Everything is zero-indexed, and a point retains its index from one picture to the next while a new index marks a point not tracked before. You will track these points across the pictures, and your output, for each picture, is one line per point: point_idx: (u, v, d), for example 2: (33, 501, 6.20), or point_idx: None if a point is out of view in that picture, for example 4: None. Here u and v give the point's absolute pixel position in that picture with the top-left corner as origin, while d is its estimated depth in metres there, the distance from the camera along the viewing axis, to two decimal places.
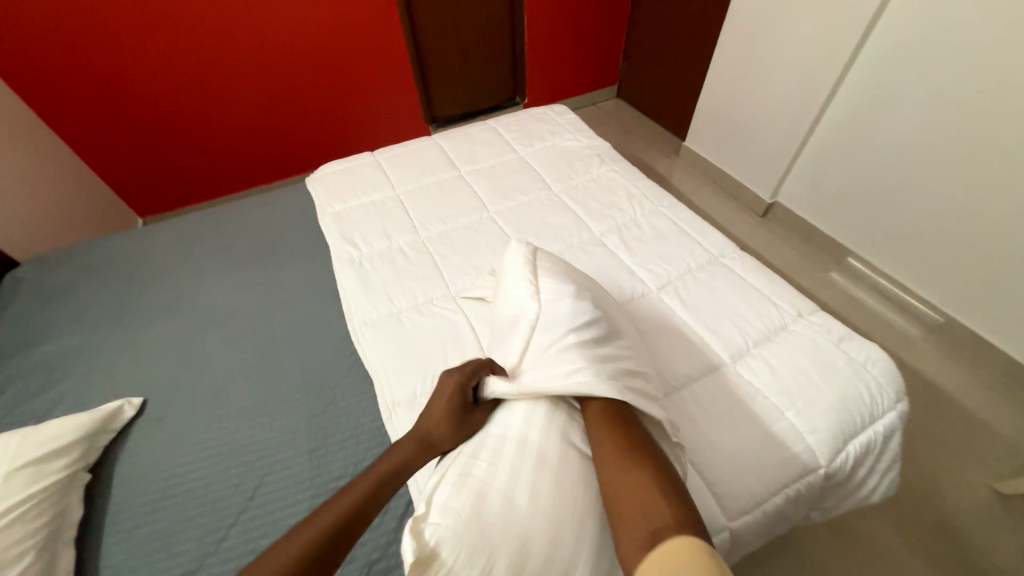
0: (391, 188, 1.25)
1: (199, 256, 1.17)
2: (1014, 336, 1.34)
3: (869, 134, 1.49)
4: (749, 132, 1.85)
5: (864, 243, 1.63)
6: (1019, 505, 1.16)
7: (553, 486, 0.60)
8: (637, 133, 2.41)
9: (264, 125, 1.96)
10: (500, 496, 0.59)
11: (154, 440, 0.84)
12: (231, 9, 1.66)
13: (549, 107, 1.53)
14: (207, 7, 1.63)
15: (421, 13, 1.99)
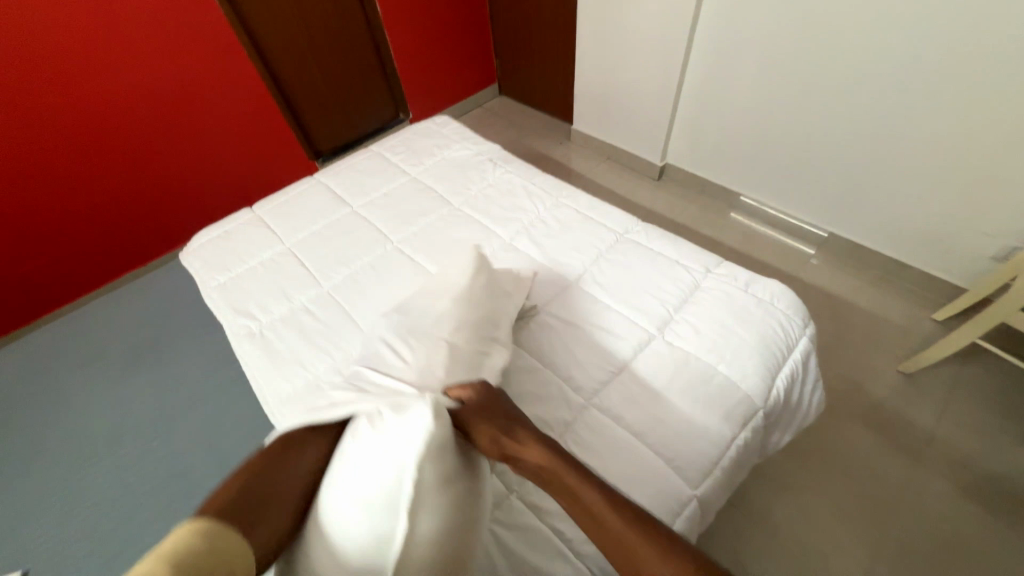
0: (280, 243, 1.14)
1: (61, 377, 0.99)
2: (877, 235, 1.54)
3: (725, 88, 1.63)
4: (625, 105, 1.95)
5: (747, 183, 1.78)
6: (920, 379, 1.34)
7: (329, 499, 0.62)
8: (527, 126, 2.44)
9: (121, 204, 1.72)
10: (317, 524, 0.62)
11: None
12: (51, 87, 1.43)
13: (430, 119, 1.48)
14: (21, 92, 1.39)
15: (264, 37, 1.81)
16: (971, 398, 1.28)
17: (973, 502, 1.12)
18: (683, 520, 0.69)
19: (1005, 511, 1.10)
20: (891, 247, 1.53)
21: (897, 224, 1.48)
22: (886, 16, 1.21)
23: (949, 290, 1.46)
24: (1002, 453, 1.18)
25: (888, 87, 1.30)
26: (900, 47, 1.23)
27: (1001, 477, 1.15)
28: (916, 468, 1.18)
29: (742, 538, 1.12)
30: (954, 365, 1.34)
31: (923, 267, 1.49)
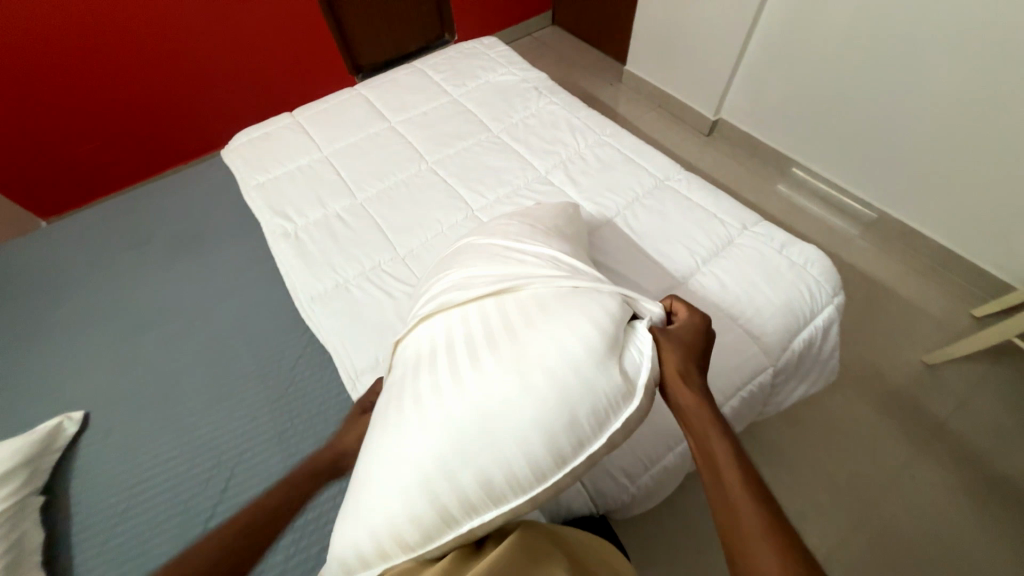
0: (318, 150, 1.14)
1: (112, 252, 1.06)
2: (935, 221, 1.44)
3: (800, 39, 1.48)
4: (687, 48, 1.79)
5: (804, 149, 1.66)
6: (942, 371, 1.31)
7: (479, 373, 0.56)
8: (577, 61, 2.30)
9: (165, 97, 1.73)
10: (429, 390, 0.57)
11: (106, 451, 0.80)
12: None
13: (478, 39, 1.41)
14: None
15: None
16: (991, 398, 1.25)
17: (966, 495, 1.13)
18: (676, 456, 0.73)
19: (997, 508, 1.11)
20: (946, 235, 1.44)
21: (959, 211, 1.38)
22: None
23: (998, 287, 1.39)
24: (1010, 455, 1.17)
25: (988, 52, 1.15)
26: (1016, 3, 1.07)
27: (1002, 477, 1.15)
28: (917, 455, 1.19)
29: None
30: (983, 363, 1.30)
31: (976, 260, 1.41)
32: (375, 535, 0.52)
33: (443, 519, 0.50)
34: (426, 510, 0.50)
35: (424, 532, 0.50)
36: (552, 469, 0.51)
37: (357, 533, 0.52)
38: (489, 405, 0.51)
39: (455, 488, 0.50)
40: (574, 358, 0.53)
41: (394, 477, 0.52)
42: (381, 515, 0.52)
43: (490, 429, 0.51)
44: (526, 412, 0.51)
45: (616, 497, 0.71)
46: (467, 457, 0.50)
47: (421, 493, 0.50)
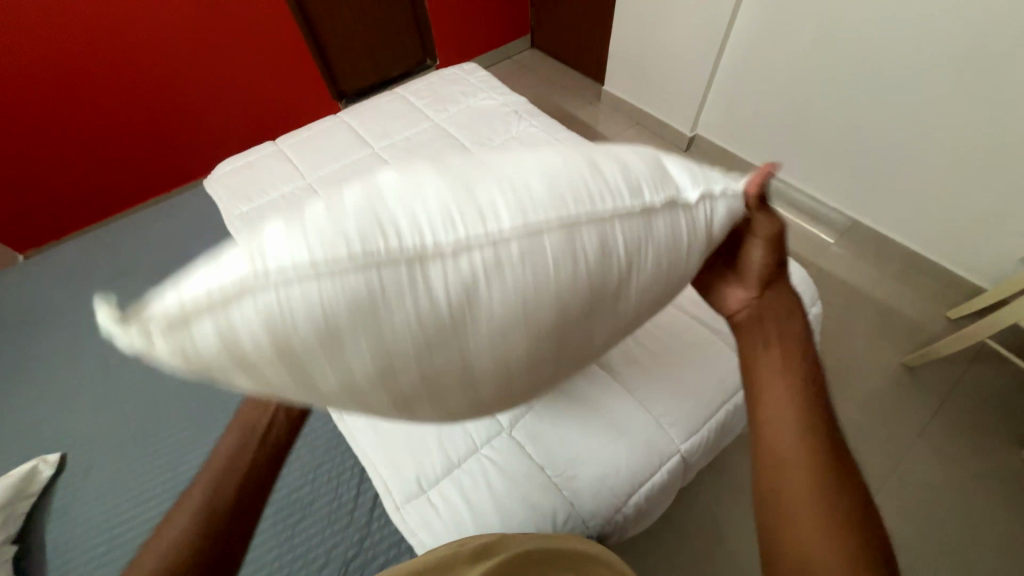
0: (301, 177, 1.15)
1: (92, 285, 1.05)
2: (905, 227, 1.50)
3: (768, 59, 1.55)
4: (662, 68, 1.86)
5: (778, 162, 1.72)
6: (923, 373, 1.34)
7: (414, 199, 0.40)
8: (556, 82, 2.36)
9: (148, 128, 1.74)
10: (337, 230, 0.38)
11: (84, 493, 0.77)
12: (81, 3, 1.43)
13: (459, 66, 1.45)
14: (52, 6, 1.39)
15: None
16: (972, 396, 1.28)
17: (954, 494, 1.15)
18: (665, 472, 0.73)
19: (984, 505, 1.14)
20: (918, 240, 1.49)
21: (927, 217, 1.43)
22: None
23: (969, 289, 1.44)
24: (993, 452, 1.20)
25: (944, 68, 1.23)
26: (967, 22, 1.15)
27: (986, 474, 1.17)
28: (903, 456, 1.21)
29: (723, 502, 1.17)
30: (961, 363, 1.34)
31: (946, 264, 1.46)
32: (261, 252, 0.37)
33: (375, 263, 0.37)
34: (350, 252, 0.36)
35: (347, 293, 0.36)
36: (555, 284, 0.40)
37: (220, 273, 0.37)
38: (487, 181, 0.41)
39: (406, 251, 0.37)
40: (597, 161, 0.46)
41: (320, 212, 0.39)
42: (289, 242, 0.37)
43: (483, 195, 0.40)
44: (517, 247, 0.39)
45: (607, 519, 0.70)
46: (443, 211, 0.39)
47: (361, 216, 0.38)
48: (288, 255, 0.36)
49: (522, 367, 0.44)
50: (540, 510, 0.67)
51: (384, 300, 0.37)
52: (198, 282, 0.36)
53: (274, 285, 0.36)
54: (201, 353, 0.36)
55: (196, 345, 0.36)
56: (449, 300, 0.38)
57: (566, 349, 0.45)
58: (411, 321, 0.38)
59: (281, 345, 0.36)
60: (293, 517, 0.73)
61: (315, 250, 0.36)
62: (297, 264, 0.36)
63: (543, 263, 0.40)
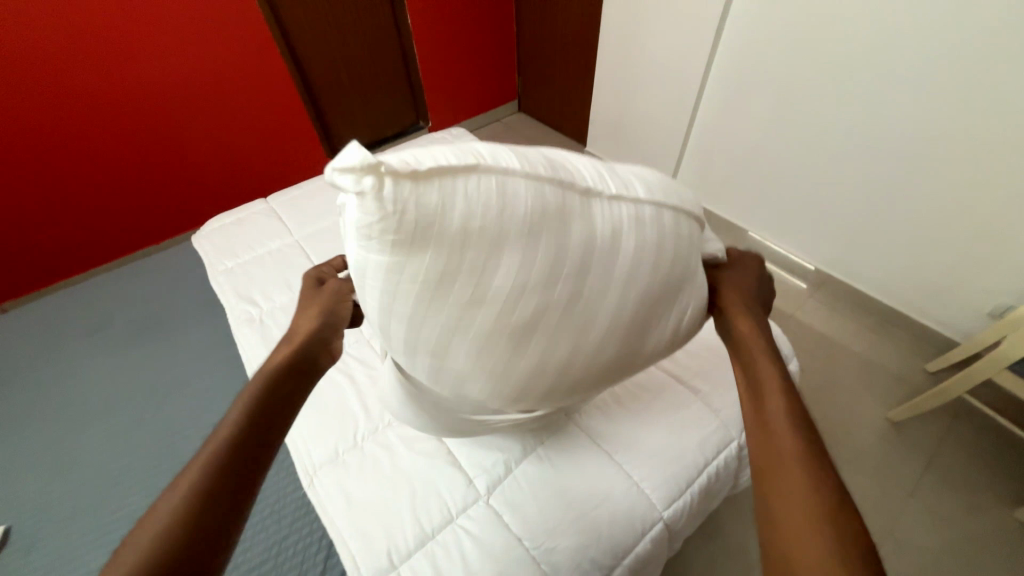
0: (289, 234, 1.18)
1: (66, 340, 1.03)
2: (876, 282, 1.56)
3: (735, 127, 1.68)
4: (640, 132, 2.00)
5: (751, 219, 1.81)
6: (907, 428, 1.34)
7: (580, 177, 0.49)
8: (541, 143, 2.50)
9: (144, 183, 1.80)
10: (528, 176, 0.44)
11: (25, 571, 0.72)
12: (92, 72, 1.52)
13: (448, 130, 1.54)
14: (64, 74, 1.48)
15: (298, 32, 1.85)
16: (958, 453, 1.28)
17: (951, 559, 1.11)
18: (648, 541, 0.70)
19: (984, 572, 1.09)
20: (889, 294, 1.54)
21: (895, 271, 1.50)
22: (893, 69, 1.25)
23: (943, 342, 1.47)
24: (986, 513, 1.17)
25: (891, 139, 1.33)
26: (907, 100, 1.26)
27: (982, 537, 1.14)
28: (896, 517, 1.18)
29: (715, 569, 1.11)
30: (944, 418, 1.34)
31: (918, 317, 1.51)
32: (475, 154, 0.44)
33: (565, 185, 0.47)
34: (545, 172, 0.46)
35: (548, 199, 0.45)
36: (656, 264, 0.52)
37: (445, 155, 0.42)
38: (615, 169, 0.56)
39: (579, 197, 0.47)
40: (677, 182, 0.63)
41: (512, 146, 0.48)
42: (506, 154, 0.45)
43: (619, 175, 0.54)
44: (637, 245, 0.51)
45: None
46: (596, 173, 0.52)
47: (542, 157, 0.48)
48: (506, 161, 0.44)
49: (622, 311, 0.52)
50: None
51: (569, 210, 0.46)
52: (437, 157, 0.41)
53: (496, 177, 0.42)
54: (424, 209, 0.40)
55: (424, 199, 0.39)
56: (593, 241, 0.47)
57: (645, 310, 0.55)
58: (572, 248, 0.46)
59: (491, 224, 0.42)
60: None
61: (521, 166, 0.45)
62: (513, 169, 0.44)
63: (656, 229, 0.53)
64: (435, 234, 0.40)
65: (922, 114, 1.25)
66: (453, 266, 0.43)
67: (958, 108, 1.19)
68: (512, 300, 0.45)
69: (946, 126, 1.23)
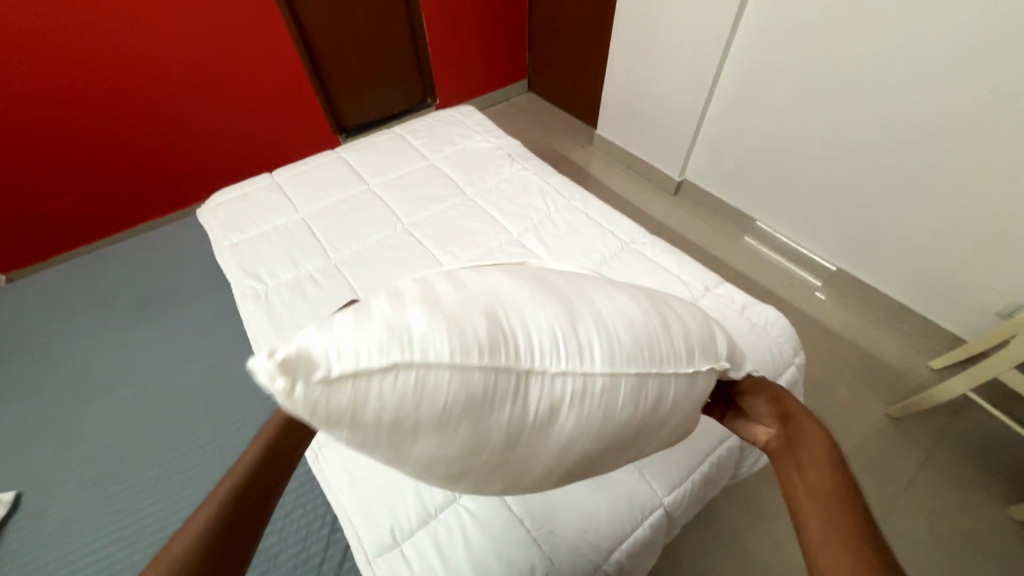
0: (295, 211, 1.16)
1: (72, 313, 1.03)
2: (886, 277, 1.54)
3: (750, 114, 1.63)
4: (652, 116, 1.95)
5: (762, 210, 1.78)
6: (908, 424, 1.34)
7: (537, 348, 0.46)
8: (551, 125, 2.45)
9: (147, 155, 1.77)
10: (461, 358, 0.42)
11: (34, 538, 0.73)
12: (94, 37, 1.48)
13: (456, 108, 1.50)
14: (65, 39, 1.44)
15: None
16: (957, 450, 1.28)
17: (944, 553, 1.13)
18: (647, 527, 0.71)
19: (977, 567, 1.10)
20: (898, 289, 1.52)
21: (906, 267, 1.47)
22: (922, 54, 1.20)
23: (950, 339, 1.46)
24: (982, 510, 1.18)
25: (914, 128, 1.29)
26: (933, 87, 1.21)
27: (976, 533, 1.15)
28: (892, 510, 1.19)
29: (709, 555, 1.13)
30: (945, 415, 1.34)
31: (926, 313, 1.49)
32: (404, 338, 0.41)
33: (499, 368, 0.43)
34: (476, 357, 0.42)
35: (476, 388, 0.41)
36: (603, 421, 0.48)
37: (360, 342, 0.40)
38: (583, 323, 0.50)
39: (519, 367, 0.44)
40: (660, 320, 0.57)
41: (459, 312, 0.45)
42: (440, 335, 0.42)
43: (580, 337, 0.49)
44: (590, 410, 0.47)
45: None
46: (551, 341, 0.47)
47: (485, 328, 0.44)
48: (436, 346, 0.41)
49: (556, 478, 0.49)
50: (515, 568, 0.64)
51: (498, 399, 0.43)
52: (362, 347, 0.39)
53: (415, 370, 0.40)
54: (327, 412, 0.38)
55: (327, 405, 0.37)
56: (535, 413, 0.44)
57: (593, 466, 0.52)
58: (506, 426, 0.43)
59: (404, 420, 0.40)
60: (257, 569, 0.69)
61: (451, 350, 0.41)
62: (435, 358, 0.40)
63: (610, 401, 0.48)
64: (340, 423, 0.39)
65: (948, 102, 1.20)
66: (370, 450, 0.42)
67: (986, 96, 1.14)
68: (433, 471, 0.44)
69: (973, 116, 1.18)
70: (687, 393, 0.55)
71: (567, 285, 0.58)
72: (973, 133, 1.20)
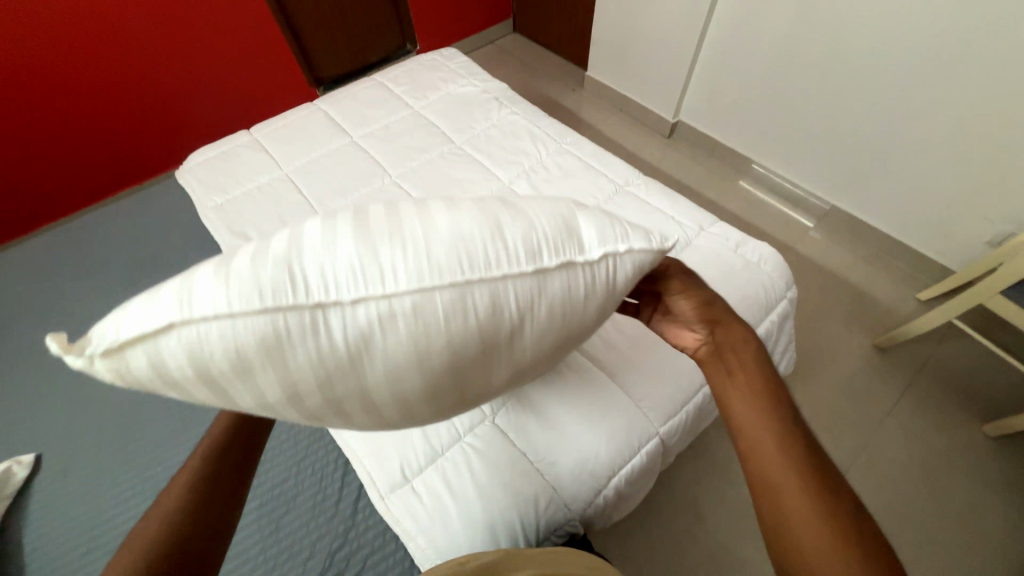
0: (278, 168, 1.13)
1: (61, 282, 1.02)
2: (879, 212, 1.53)
3: (748, 46, 1.55)
4: (645, 53, 1.84)
5: (758, 149, 1.74)
6: (893, 354, 1.39)
7: (334, 269, 0.39)
8: (539, 68, 2.33)
9: (116, 120, 1.68)
10: (233, 301, 0.38)
11: (60, 494, 0.76)
12: None
13: (438, 51, 1.42)
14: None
15: None
16: (938, 375, 1.34)
17: (918, 467, 1.21)
18: (644, 454, 0.75)
19: (948, 478, 1.19)
20: (892, 224, 1.52)
21: (901, 201, 1.46)
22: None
23: (939, 271, 1.48)
24: (957, 428, 1.25)
25: (919, 51, 1.22)
26: (943, 4, 1.13)
27: (950, 449, 1.23)
28: (873, 433, 1.26)
29: (701, 480, 1.21)
30: (928, 344, 1.39)
31: (917, 247, 1.50)
32: (185, 296, 0.39)
33: (282, 309, 0.38)
34: (250, 306, 0.37)
35: (257, 335, 0.38)
36: (437, 345, 0.40)
37: (146, 310, 0.39)
38: (390, 243, 0.41)
39: (307, 300, 0.38)
40: (502, 220, 0.45)
41: (246, 261, 0.40)
42: (214, 290, 0.39)
43: (385, 256, 0.40)
44: (417, 328, 0.40)
45: (588, 502, 0.71)
46: (347, 270, 0.39)
47: (271, 271, 0.39)
48: (207, 303, 0.38)
49: (420, 400, 0.44)
50: (521, 497, 0.68)
51: (290, 339, 0.38)
52: (131, 324, 0.38)
53: (188, 327, 0.38)
54: (133, 376, 0.40)
55: (130, 371, 0.39)
56: (346, 346, 0.39)
57: (462, 386, 0.45)
58: (314, 360, 0.39)
59: (205, 375, 0.39)
60: (279, 510, 0.73)
61: (231, 299, 0.38)
62: (214, 311, 0.38)
63: (433, 319, 0.40)
64: (166, 387, 0.40)
65: (958, 20, 1.13)
66: (207, 400, 0.42)
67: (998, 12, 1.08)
68: (281, 408, 0.42)
69: (982, 34, 1.12)
70: (557, 301, 0.45)
71: (414, 194, 0.48)
72: (981, 54, 1.14)
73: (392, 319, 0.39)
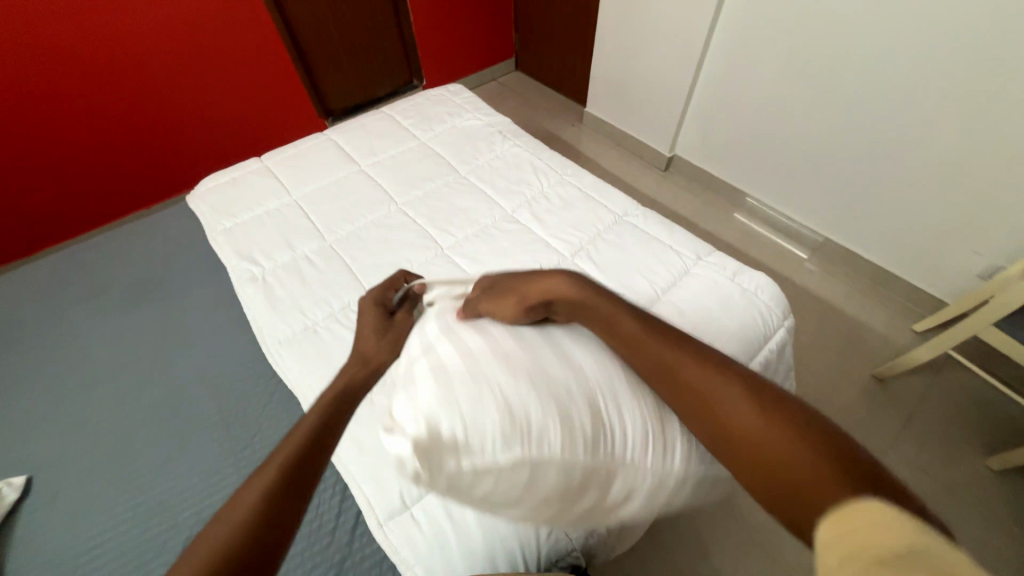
0: (287, 194, 1.16)
1: (67, 302, 1.02)
2: (871, 245, 1.57)
3: (739, 87, 1.63)
4: (641, 92, 1.93)
5: (752, 183, 1.80)
6: (892, 385, 1.39)
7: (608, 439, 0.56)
8: (539, 104, 2.43)
9: (129, 145, 1.73)
10: (547, 442, 0.52)
11: (50, 519, 0.74)
12: (67, 24, 1.43)
13: (445, 87, 1.48)
14: (40, 28, 1.40)
15: None
16: (938, 406, 1.34)
17: (924, 501, 1.19)
18: None
19: (954, 513, 1.17)
20: (883, 257, 1.56)
21: (891, 234, 1.51)
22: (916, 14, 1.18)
23: (932, 303, 1.51)
24: (960, 461, 1.24)
25: (907, 91, 1.28)
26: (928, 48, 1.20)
27: (955, 483, 1.21)
28: None
29: (706, 514, 1.18)
30: (926, 376, 1.40)
31: (910, 279, 1.53)
32: (515, 424, 0.51)
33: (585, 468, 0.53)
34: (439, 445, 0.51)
35: (560, 482, 0.52)
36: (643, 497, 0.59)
37: (485, 424, 0.51)
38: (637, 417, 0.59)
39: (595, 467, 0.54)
40: None
41: (429, 402, 0.55)
42: (537, 426, 0.52)
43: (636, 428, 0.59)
44: (632, 487, 0.57)
45: (590, 532, 0.70)
46: (617, 438, 0.56)
47: (455, 423, 0.51)
48: (537, 437, 0.52)
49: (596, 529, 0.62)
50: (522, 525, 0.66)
51: (578, 488, 0.54)
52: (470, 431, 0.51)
53: (526, 460, 0.50)
54: (450, 477, 0.51)
55: (460, 479, 0.51)
56: (602, 494, 0.56)
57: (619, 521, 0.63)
58: (576, 503, 0.55)
59: (506, 489, 0.52)
60: None
61: (550, 446, 0.52)
62: (544, 453, 0.51)
63: (655, 480, 0.58)
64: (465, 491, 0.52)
65: (943, 62, 1.20)
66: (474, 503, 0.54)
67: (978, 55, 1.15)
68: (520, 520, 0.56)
69: (965, 77, 1.18)
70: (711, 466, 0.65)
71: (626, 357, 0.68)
72: (966, 94, 1.20)
73: (628, 483, 0.57)
